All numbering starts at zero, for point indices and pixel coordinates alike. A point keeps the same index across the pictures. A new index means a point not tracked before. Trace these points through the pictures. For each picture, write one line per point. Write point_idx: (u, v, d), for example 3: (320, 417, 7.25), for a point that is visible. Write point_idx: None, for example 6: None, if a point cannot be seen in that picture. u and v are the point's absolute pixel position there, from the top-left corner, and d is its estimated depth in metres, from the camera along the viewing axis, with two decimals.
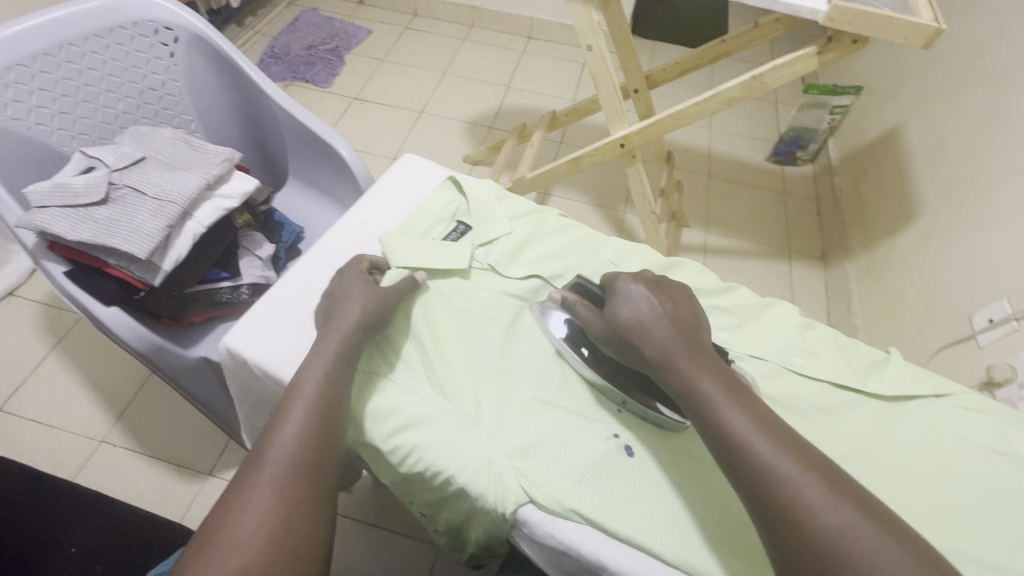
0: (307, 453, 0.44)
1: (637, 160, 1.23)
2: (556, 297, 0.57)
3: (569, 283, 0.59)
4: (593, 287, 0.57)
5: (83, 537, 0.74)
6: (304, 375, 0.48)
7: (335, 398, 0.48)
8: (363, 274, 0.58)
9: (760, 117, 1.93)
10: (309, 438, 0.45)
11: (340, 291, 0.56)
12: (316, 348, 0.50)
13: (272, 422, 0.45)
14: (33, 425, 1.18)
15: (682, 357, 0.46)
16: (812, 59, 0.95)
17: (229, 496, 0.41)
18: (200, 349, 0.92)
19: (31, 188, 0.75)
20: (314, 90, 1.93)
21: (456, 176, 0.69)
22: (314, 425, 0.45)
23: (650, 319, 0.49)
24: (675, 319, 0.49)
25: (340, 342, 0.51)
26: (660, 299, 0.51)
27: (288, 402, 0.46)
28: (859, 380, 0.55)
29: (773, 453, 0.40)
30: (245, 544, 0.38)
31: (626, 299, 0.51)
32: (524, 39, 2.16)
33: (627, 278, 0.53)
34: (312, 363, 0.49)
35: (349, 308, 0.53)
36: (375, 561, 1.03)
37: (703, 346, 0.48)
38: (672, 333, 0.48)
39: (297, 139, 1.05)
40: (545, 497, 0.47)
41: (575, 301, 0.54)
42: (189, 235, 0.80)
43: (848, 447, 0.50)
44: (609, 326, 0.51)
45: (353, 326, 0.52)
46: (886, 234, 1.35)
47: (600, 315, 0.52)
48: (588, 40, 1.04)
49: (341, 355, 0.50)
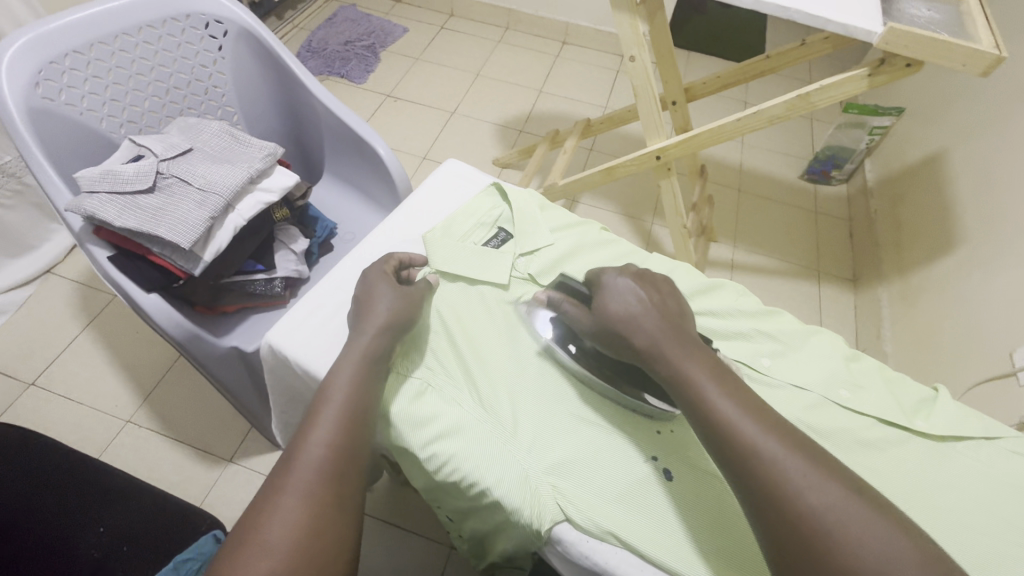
0: (345, 459, 0.44)
1: (672, 173, 1.22)
2: (540, 298, 0.57)
3: (554, 283, 0.58)
4: (580, 287, 0.56)
5: (114, 518, 0.76)
6: (331, 380, 0.47)
7: (365, 402, 0.47)
8: (388, 274, 0.57)
9: (795, 134, 1.90)
10: (341, 443, 0.44)
11: (366, 295, 0.55)
12: (346, 352, 0.50)
13: (303, 425, 0.45)
14: (64, 401, 1.21)
15: (671, 345, 0.46)
16: (862, 81, 0.94)
17: (269, 494, 0.41)
18: (232, 338, 0.93)
19: (82, 174, 0.77)
20: (349, 86, 1.95)
21: (500, 183, 0.69)
22: (346, 430, 0.45)
23: (638, 310, 0.49)
24: (661, 309, 0.49)
25: (368, 344, 0.50)
26: (646, 290, 0.51)
27: (318, 406, 0.46)
28: (906, 417, 0.53)
29: (762, 438, 0.41)
30: (280, 547, 0.38)
31: (614, 292, 0.51)
32: (558, 43, 2.16)
33: (614, 272, 0.53)
34: (340, 369, 0.48)
35: (379, 309, 0.53)
36: (389, 558, 1.03)
37: (688, 335, 0.48)
38: (660, 324, 0.48)
39: (335, 136, 1.06)
40: (581, 517, 0.46)
41: (561, 300, 0.54)
42: (230, 227, 0.82)
43: (894, 487, 0.49)
44: (597, 320, 0.50)
45: (384, 326, 0.52)
46: (923, 261, 1.31)
47: (589, 313, 0.51)
48: (631, 51, 1.03)
49: (371, 357, 0.50)
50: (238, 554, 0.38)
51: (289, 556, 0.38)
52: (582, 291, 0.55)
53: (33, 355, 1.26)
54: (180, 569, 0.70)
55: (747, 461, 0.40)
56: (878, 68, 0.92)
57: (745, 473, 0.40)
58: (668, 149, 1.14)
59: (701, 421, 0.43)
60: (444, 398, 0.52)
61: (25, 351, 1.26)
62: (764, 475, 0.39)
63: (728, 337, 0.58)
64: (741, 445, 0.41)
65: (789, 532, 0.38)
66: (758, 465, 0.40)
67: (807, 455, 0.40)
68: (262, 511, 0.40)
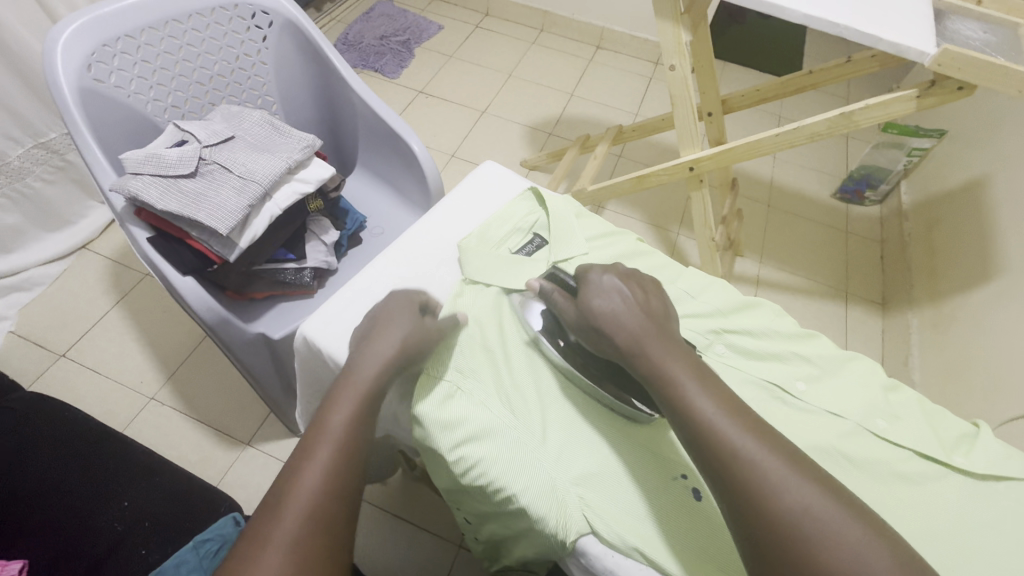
0: (335, 504, 0.41)
1: (703, 185, 1.20)
2: (534, 285, 0.58)
3: (547, 272, 0.60)
4: (569, 279, 0.59)
5: (135, 492, 0.78)
6: (327, 416, 0.45)
7: (360, 443, 0.45)
8: (412, 309, 0.56)
9: (830, 152, 1.86)
10: (331, 489, 0.42)
11: (384, 318, 0.54)
12: (344, 382, 0.48)
13: (290, 468, 0.42)
14: (92, 374, 1.24)
15: (654, 344, 0.47)
16: (909, 103, 0.91)
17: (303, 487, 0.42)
18: (259, 325, 0.95)
19: (128, 155, 0.79)
20: (382, 80, 1.97)
21: (538, 187, 0.69)
22: (340, 473, 0.43)
23: (621, 309, 0.50)
24: (645, 308, 0.50)
25: (373, 378, 0.49)
26: (630, 290, 0.52)
27: (310, 445, 0.44)
28: (945, 452, 0.51)
29: (738, 439, 0.40)
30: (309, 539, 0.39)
31: (597, 290, 0.52)
32: (592, 48, 2.15)
33: (599, 270, 0.54)
34: (339, 404, 0.46)
35: (390, 338, 0.52)
36: (398, 552, 1.04)
37: (671, 335, 0.49)
38: (643, 322, 0.49)
39: (370, 131, 1.07)
40: (608, 531, 0.46)
41: (552, 289, 0.56)
42: (267, 215, 0.83)
43: (933, 524, 0.47)
44: (581, 316, 0.52)
45: (391, 359, 0.50)
46: (957, 289, 1.28)
47: (574, 304, 0.54)
48: (672, 60, 1.02)
49: (372, 393, 0.48)
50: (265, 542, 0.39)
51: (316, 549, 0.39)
52: (569, 284, 0.58)
53: (65, 328, 1.29)
54: (199, 549, 0.72)
55: (730, 469, 0.40)
56: (926, 90, 0.90)
57: (725, 480, 0.40)
58: (703, 161, 1.13)
59: (680, 421, 0.43)
60: (471, 401, 0.52)
61: (58, 324, 1.30)
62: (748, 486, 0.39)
63: (762, 358, 0.57)
64: (718, 446, 0.40)
65: (771, 540, 0.37)
66: (739, 472, 0.39)
67: (803, 473, 0.39)
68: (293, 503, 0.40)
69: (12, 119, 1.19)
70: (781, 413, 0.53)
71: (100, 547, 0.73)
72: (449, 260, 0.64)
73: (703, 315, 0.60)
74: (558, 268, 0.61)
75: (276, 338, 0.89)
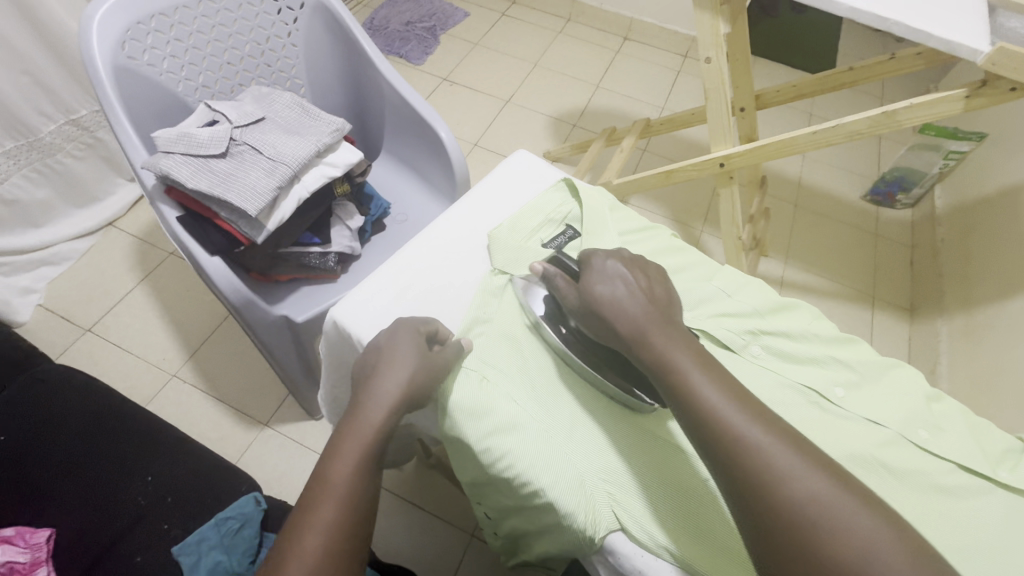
0: (335, 568, 0.40)
1: (733, 182, 1.17)
2: (535, 269, 0.55)
3: (549, 256, 0.58)
4: (572, 263, 0.56)
5: (159, 468, 0.79)
6: (331, 469, 0.44)
7: (365, 498, 0.44)
8: (420, 341, 0.51)
9: (862, 152, 1.81)
10: (332, 551, 0.40)
11: (389, 348, 0.50)
12: (347, 430, 0.46)
13: (292, 528, 0.41)
14: (116, 350, 1.26)
15: (656, 331, 0.46)
16: (957, 103, 0.88)
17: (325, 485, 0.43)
18: (282, 308, 0.95)
19: (160, 134, 0.80)
20: (406, 66, 1.96)
21: (572, 178, 0.67)
22: (342, 533, 0.41)
23: (624, 295, 0.49)
24: (647, 295, 0.49)
25: (377, 427, 0.46)
26: (635, 277, 0.50)
27: (314, 501, 0.42)
28: (989, 466, 0.50)
29: (745, 426, 0.39)
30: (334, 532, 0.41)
31: (600, 276, 0.50)
32: (620, 38, 2.10)
33: (604, 256, 0.52)
34: (344, 456, 0.44)
35: (393, 381, 0.48)
36: (411, 538, 1.05)
37: (674, 321, 0.47)
38: (646, 309, 0.47)
39: (397, 116, 1.05)
40: (639, 530, 0.46)
41: (555, 274, 0.54)
42: (294, 199, 0.83)
43: (979, 541, 0.45)
44: (585, 301, 0.50)
45: (396, 403, 0.48)
46: (990, 298, 1.24)
47: (577, 290, 0.52)
48: (708, 52, 0.99)
49: (377, 443, 0.46)
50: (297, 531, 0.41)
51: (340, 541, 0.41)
52: (572, 268, 0.55)
53: (91, 303, 1.32)
54: (220, 527, 0.74)
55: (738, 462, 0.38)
56: (976, 91, 0.86)
57: (732, 475, 0.38)
58: (733, 157, 1.10)
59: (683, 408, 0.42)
60: (500, 394, 0.51)
61: (85, 298, 1.32)
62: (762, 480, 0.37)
63: (799, 361, 0.56)
64: (723, 436, 0.39)
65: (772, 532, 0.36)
66: (743, 465, 0.38)
67: (843, 472, 0.37)
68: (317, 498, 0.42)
69: (44, 94, 1.20)
70: (819, 420, 0.52)
71: (124, 520, 0.74)
72: (478, 249, 0.63)
73: (740, 314, 0.58)
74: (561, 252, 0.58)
75: (299, 322, 0.90)
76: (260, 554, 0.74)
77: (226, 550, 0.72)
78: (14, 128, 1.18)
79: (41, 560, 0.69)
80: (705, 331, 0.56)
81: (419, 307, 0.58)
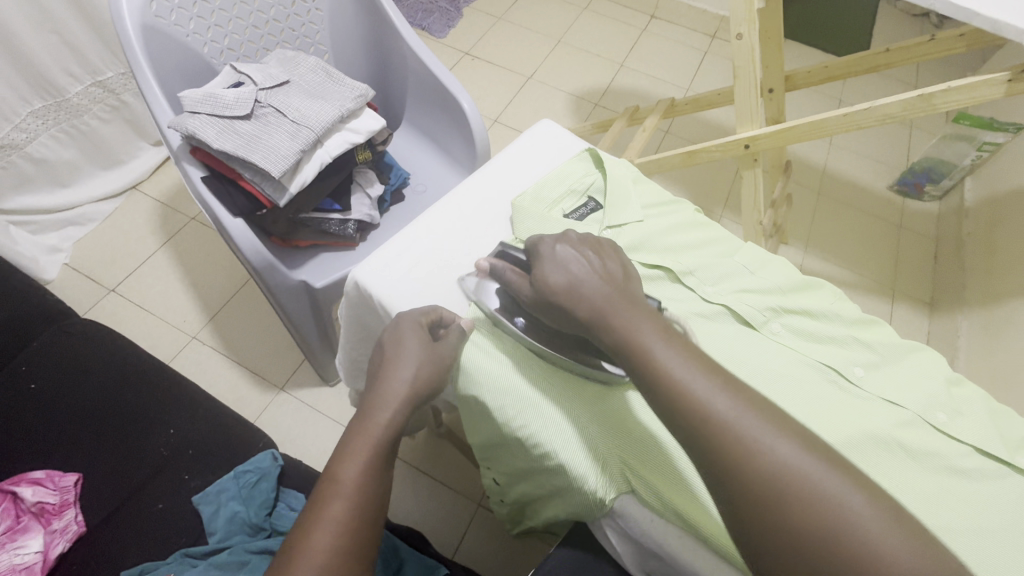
0: (347, 566, 0.39)
1: (757, 165, 1.15)
2: (484, 266, 0.55)
3: (495, 250, 0.57)
4: (520, 254, 0.55)
5: (181, 421, 0.82)
6: (340, 467, 0.42)
7: (376, 498, 0.42)
8: (422, 330, 0.50)
9: (892, 141, 1.75)
10: (343, 546, 0.39)
11: (393, 342, 0.49)
12: (356, 428, 0.45)
13: (301, 524, 0.40)
14: (139, 310, 1.29)
15: (617, 311, 0.44)
16: (997, 87, 0.85)
17: (328, 483, 0.42)
18: (302, 273, 0.96)
19: (187, 94, 0.80)
20: (429, 40, 1.94)
21: (597, 150, 0.67)
22: (354, 530, 0.40)
23: (580, 276, 0.47)
24: (602, 273, 0.47)
25: (385, 426, 0.46)
26: (587, 255, 0.49)
27: (325, 496, 0.41)
28: (1008, 451, 0.49)
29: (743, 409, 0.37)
30: (340, 524, 0.40)
31: (551, 262, 0.48)
32: (646, 16, 2.04)
33: (550, 240, 0.50)
34: (352, 455, 0.43)
35: (401, 375, 0.48)
36: (419, 504, 1.07)
37: (635, 297, 0.46)
38: (605, 289, 0.46)
39: (419, 85, 1.04)
40: (649, 494, 0.46)
41: (504, 269, 0.52)
42: (317, 163, 0.83)
43: (992, 522, 0.45)
44: (539, 293, 0.48)
45: (402, 402, 0.47)
46: (1014, 292, 1.21)
47: (530, 282, 0.50)
48: (740, 28, 0.96)
49: (386, 443, 0.45)
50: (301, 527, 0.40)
51: (346, 537, 0.39)
52: (521, 258, 0.55)
53: (115, 264, 1.34)
54: (239, 479, 0.76)
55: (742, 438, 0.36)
56: (1019, 75, 0.83)
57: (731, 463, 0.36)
58: (760, 139, 1.07)
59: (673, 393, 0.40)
60: (503, 365, 0.51)
61: (109, 259, 1.35)
62: (762, 461, 0.36)
63: (821, 341, 0.56)
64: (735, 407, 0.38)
65: (770, 531, 0.35)
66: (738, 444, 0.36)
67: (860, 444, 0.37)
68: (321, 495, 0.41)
69: (71, 54, 1.21)
70: (838, 397, 0.52)
71: (147, 469, 0.77)
72: (500, 217, 0.63)
73: (763, 291, 0.58)
74: (508, 242, 0.58)
75: (317, 287, 0.90)
76: (276, 509, 0.76)
77: (243, 501, 0.74)
78: (43, 87, 1.19)
79: (69, 501, 0.73)
80: (728, 307, 0.57)
81: (438, 272, 0.58)
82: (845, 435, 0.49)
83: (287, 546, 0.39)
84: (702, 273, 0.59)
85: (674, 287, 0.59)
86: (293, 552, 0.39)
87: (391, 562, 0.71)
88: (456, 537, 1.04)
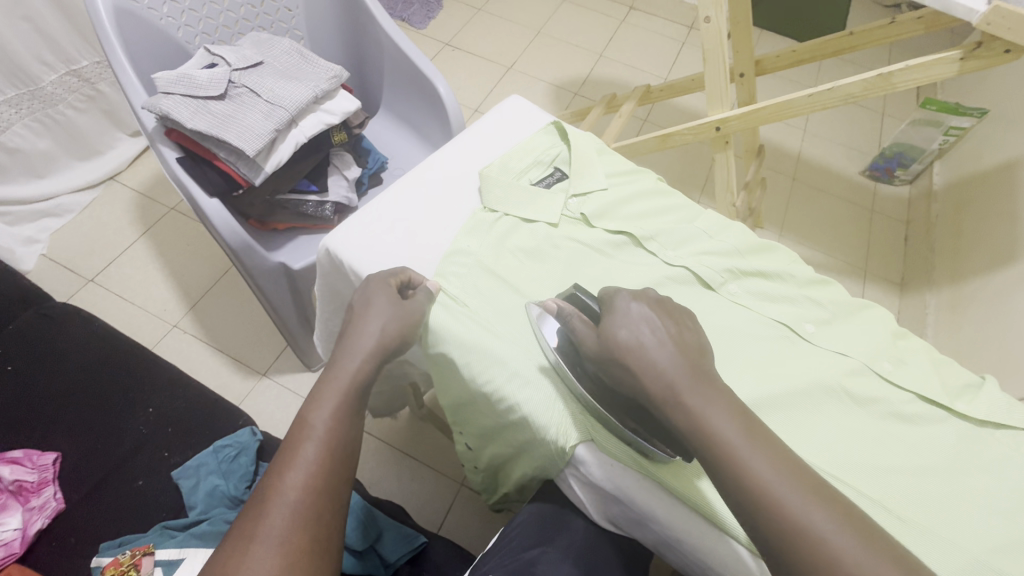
0: (322, 501, 0.40)
1: (729, 147, 1.17)
2: (551, 305, 0.50)
3: (566, 292, 0.52)
4: (592, 300, 0.50)
5: (160, 399, 0.82)
6: (311, 412, 0.44)
7: (348, 439, 0.44)
8: (391, 291, 0.52)
9: (863, 128, 1.79)
10: (316, 484, 0.41)
11: (362, 301, 0.51)
12: (327, 378, 0.47)
13: (276, 466, 0.41)
14: (119, 300, 1.29)
15: (691, 391, 0.40)
16: (952, 65, 0.88)
17: (300, 427, 0.43)
18: (280, 255, 0.97)
19: (160, 75, 0.81)
20: (409, 31, 1.94)
21: (562, 122, 0.69)
22: (328, 470, 0.42)
23: (650, 342, 0.43)
24: (678, 343, 0.43)
25: (354, 373, 0.47)
26: (664, 322, 0.44)
27: (296, 441, 0.43)
28: (947, 398, 0.52)
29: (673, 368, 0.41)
30: (311, 464, 0.41)
31: (623, 319, 0.44)
32: (625, 8, 2.07)
33: (627, 295, 0.47)
34: (322, 400, 0.45)
35: (368, 330, 0.49)
36: (402, 485, 1.09)
37: (710, 374, 0.42)
38: (677, 359, 0.41)
39: (394, 70, 1.05)
40: (605, 443, 0.48)
41: (571, 315, 0.48)
42: (292, 142, 0.84)
43: (926, 462, 0.48)
44: (602, 344, 0.44)
45: (372, 352, 0.49)
46: (977, 271, 1.25)
47: (596, 333, 0.46)
48: (709, 12, 0.97)
49: (356, 388, 0.47)
50: (272, 472, 0.41)
51: (316, 475, 0.41)
52: (591, 306, 0.49)
53: (93, 255, 1.34)
54: (218, 454, 0.77)
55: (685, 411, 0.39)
56: (972, 53, 0.86)
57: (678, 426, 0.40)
58: (730, 121, 1.09)
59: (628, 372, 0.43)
60: (469, 325, 0.53)
61: (87, 250, 1.34)
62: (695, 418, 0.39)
63: (776, 299, 0.58)
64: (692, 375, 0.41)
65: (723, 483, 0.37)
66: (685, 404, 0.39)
67: None
68: (293, 440, 0.42)
69: (44, 43, 1.20)
70: (790, 350, 0.54)
71: (126, 447, 0.78)
72: (469, 187, 0.65)
73: (721, 254, 0.61)
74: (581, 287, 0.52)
75: (296, 268, 0.91)
76: (256, 481, 0.77)
77: (223, 475, 0.75)
78: (17, 76, 1.18)
79: (48, 479, 0.74)
80: (689, 269, 0.59)
81: (410, 241, 0.59)
82: (796, 385, 0.51)
83: (259, 491, 0.40)
84: (663, 237, 0.62)
85: (638, 254, 0.61)
86: (266, 494, 0.40)
87: (369, 530, 0.72)
88: (440, 514, 1.06)
